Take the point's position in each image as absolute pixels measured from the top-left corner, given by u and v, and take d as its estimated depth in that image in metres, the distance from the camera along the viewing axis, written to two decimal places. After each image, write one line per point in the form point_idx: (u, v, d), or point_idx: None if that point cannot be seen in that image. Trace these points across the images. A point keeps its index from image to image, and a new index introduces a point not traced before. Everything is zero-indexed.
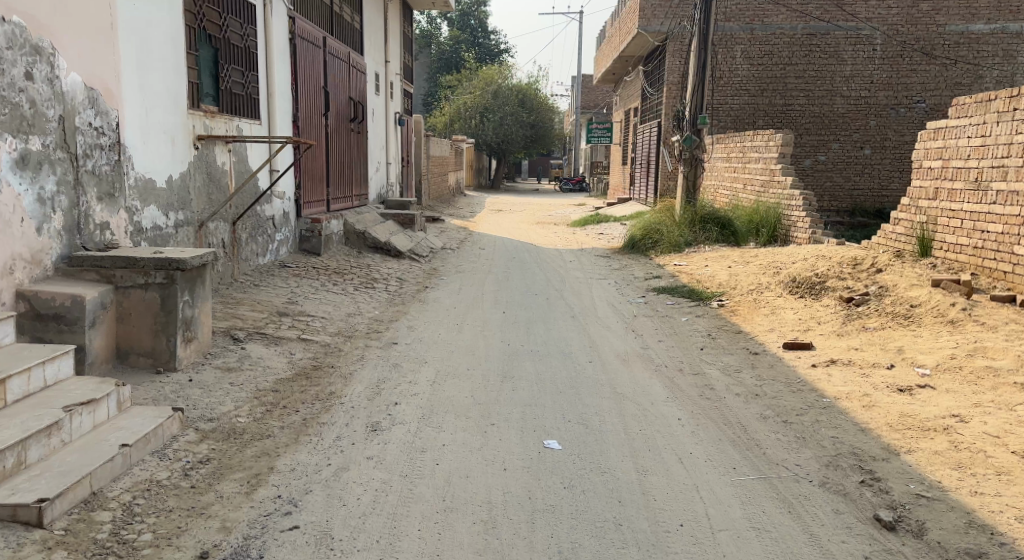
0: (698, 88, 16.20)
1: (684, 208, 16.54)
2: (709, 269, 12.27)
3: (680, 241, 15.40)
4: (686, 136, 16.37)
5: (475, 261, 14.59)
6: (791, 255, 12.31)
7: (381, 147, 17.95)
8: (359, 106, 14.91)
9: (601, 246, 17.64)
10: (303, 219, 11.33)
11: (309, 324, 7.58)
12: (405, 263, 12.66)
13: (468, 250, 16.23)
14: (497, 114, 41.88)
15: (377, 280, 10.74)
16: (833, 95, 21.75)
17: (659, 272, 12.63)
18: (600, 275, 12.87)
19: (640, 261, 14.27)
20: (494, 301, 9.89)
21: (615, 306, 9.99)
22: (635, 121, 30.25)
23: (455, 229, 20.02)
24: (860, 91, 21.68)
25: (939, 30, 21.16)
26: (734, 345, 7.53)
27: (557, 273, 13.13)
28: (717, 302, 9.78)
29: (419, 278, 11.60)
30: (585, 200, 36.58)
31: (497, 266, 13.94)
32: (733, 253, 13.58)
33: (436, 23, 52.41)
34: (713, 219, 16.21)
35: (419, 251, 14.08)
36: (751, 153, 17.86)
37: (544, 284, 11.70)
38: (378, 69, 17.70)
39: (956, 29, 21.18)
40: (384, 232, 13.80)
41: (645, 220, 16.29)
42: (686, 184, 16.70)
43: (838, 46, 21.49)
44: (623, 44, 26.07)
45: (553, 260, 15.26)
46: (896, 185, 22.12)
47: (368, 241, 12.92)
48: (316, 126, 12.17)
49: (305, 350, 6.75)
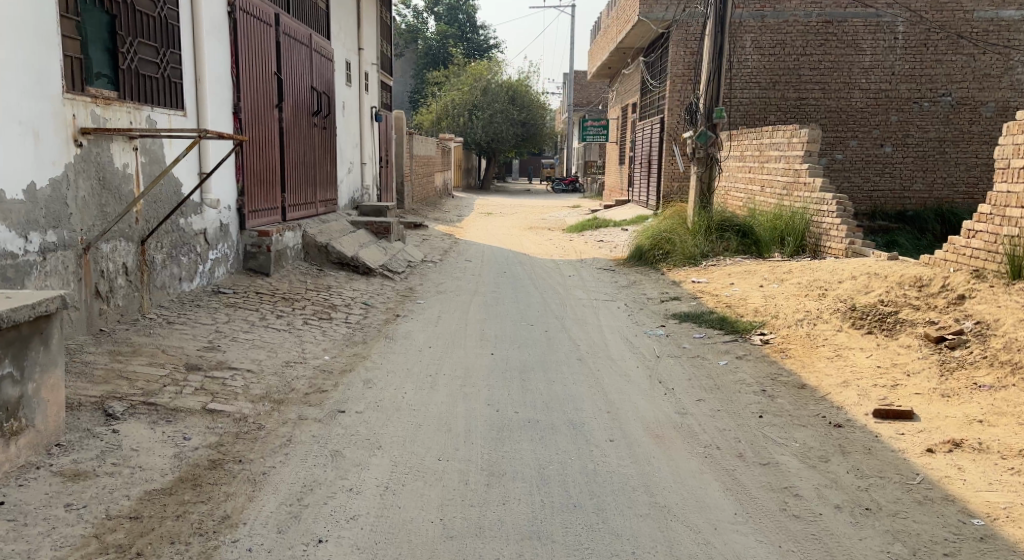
0: (713, 77, 14.23)
1: (698, 213, 14.53)
2: (736, 290, 10.29)
3: (697, 253, 13.36)
4: (700, 132, 14.34)
5: (460, 276, 12.61)
6: (833, 272, 10.42)
7: (353, 146, 16.01)
8: (324, 96, 12.95)
9: (605, 255, 15.71)
10: (248, 232, 9.37)
11: (225, 383, 5.59)
12: (376, 283, 10.68)
13: (453, 263, 14.24)
14: (487, 112, 39.92)
15: (338, 307, 8.77)
16: (851, 88, 19.84)
17: (675, 293, 10.72)
18: (607, 296, 10.96)
19: (650, 277, 12.35)
20: (480, 336, 7.94)
21: (629, 343, 8.06)
22: (632, 117, 28.36)
23: (439, 237, 18.05)
24: (880, 83, 19.76)
25: (967, 17, 19.21)
26: (800, 411, 5.60)
27: (557, 292, 11.19)
28: (759, 337, 7.82)
29: (392, 303, 9.65)
30: (579, 203, 34.63)
31: (487, 283, 11.98)
32: (761, 268, 11.62)
33: (423, 17, 50.36)
34: (734, 226, 14.23)
35: (393, 265, 12.12)
36: (770, 151, 15.96)
37: (541, 309, 9.74)
38: (349, 57, 15.77)
39: (985, 16, 19.25)
40: (353, 246, 11.81)
41: (654, 228, 14.26)
42: (699, 187, 14.62)
43: (856, 35, 19.55)
44: (622, 35, 24.15)
45: (550, 275, 13.31)
46: (919, 186, 20.15)
47: (331, 256, 10.96)
48: (267, 120, 10.25)
49: (205, 435, 4.72)
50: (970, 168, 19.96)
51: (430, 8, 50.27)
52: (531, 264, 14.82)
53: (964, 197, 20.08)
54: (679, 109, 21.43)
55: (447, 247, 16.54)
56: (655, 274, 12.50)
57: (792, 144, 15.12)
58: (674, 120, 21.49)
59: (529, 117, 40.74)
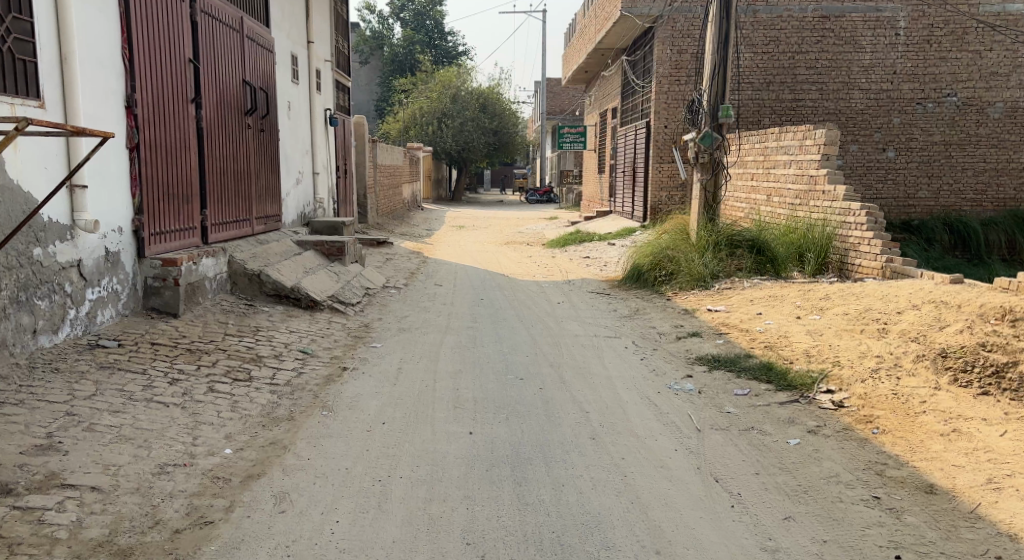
0: (718, 71, 12.11)
1: (704, 228, 12.30)
2: (770, 324, 8.30)
3: (707, 273, 11.31)
4: (704, 133, 12.14)
5: (427, 305, 10.58)
6: (887, 301, 8.36)
7: (301, 153, 14.05)
8: (260, 93, 11.08)
9: (594, 276, 13.72)
10: (149, 262, 7.55)
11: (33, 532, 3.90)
12: (321, 321, 8.63)
13: (420, 288, 12.19)
14: (457, 120, 38.01)
15: (265, 360, 6.75)
16: (850, 89, 18.03)
17: (688, 325, 8.75)
18: (606, 329, 9.00)
19: (653, 304, 10.39)
20: (451, 401, 5.93)
21: (653, 404, 6.03)
22: (612, 123, 26.52)
23: (404, 256, 16.01)
24: (881, 83, 17.98)
25: (973, 11, 17.47)
26: (954, 545, 3.93)
27: (546, 326, 9.20)
28: (829, 400, 5.79)
29: (339, 348, 7.62)
30: (556, 214, 32.66)
31: (461, 314, 9.94)
32: (790, 294, 9.62)
33: (388, 23, 48.19)
34: (747, 240, 12.02)
35: (347, 294, 10.08)
36: (777, 155, 14.04)
37: (528, 351, 7.75)
38: (295, 51, 13.81)
39: (992, 10, 17.46)
40: (296, 273, 9.75)
41: (654, 244, 12.22)
42: (704, 197, 12.48)
43: (855, 31, 17.77)
44: (602, 33, 22.25)
45: (534, 301, 11.30)
46: (924, 194, 18.26)
47: (265, 286, 9.02)
48: (180, 117, 8.41)
49: None
50: (978, 173, 18.12)
51: (396, 13, 48.08)
52: (512, 287, 12.79)
53: (972, 205, 18.20)
54: (666, 112, 19.54)
55: (412, 268, 14.50)
56: (659, 301, 10.54)
57: (806, 147, 13.13)
58: (660, 124, 19.60)
59: (500, 125, 38.95)
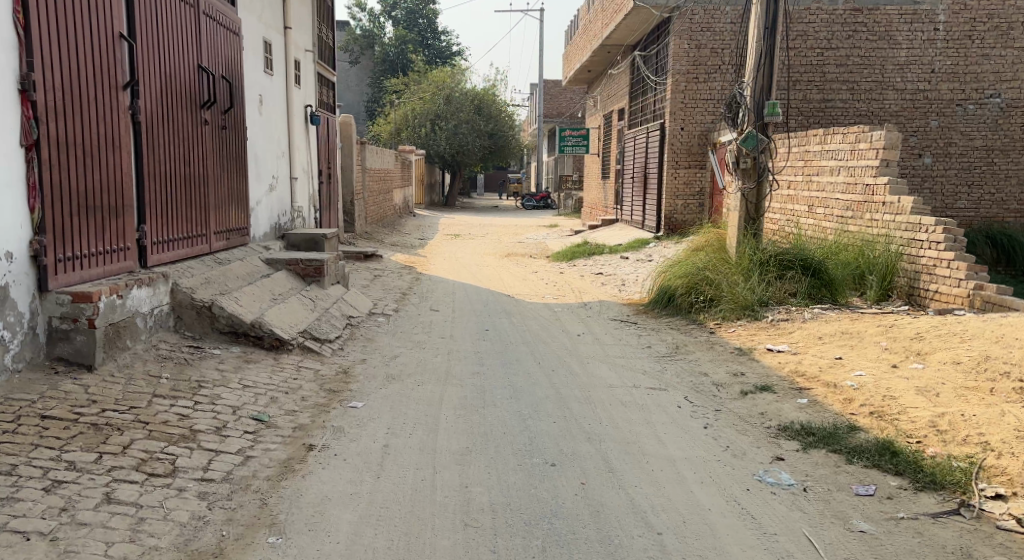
0: (764, 60, 10.32)
1: (745, 246, 10.41)
2: (864, 376, 6.43)
3: (754, 299, 9.52)
4: (747, 133, 10.32)
5: (420, 339, 8.77)
6: (1008, 344, 6.58)
7: (275, 155, 12.35)
8: (221, 81, 9.35)
9: (613, 299, 11.93)
10: (55, 297, 5.79)
11: None
12: (286, 371, 6.83)
13: (412, 314, 10.38)
14: (451, 122, 36.25)
15: (200, 442, 4.96)
16: (884, 89, 16.25)
17: (751, 373, 6.96)
18: (645, 376, 7.21)
19: (696, 339, 8.61)
20: (462, 506, 4.29)
21: (750, 516, 4.30)
22: (618, 126, 24.76)
23: (393, 272, 14.21)
24: (917, 83, 16.19)
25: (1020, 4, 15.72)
26: None
27: (570, 371, 7.41)
28: (1010, 515, 4.24)
29: (306, 414, 5.82)
30: (555, 222, 30.86)
31: (464, 352, 8.14)
32: (868, 331, 7.80)
33: (379, 22, 46.29)
34: (801, 261, 10.05)
35: (322, 327, 8.31)
36: (823, 161, 12.25)
37: (553, 414, 5.97)
38: (270, 38, 12.10)
39: None
40: (261, 304, 8.01)
41: (689, 262, 10.44)
42: (744, 209, 10.62)
43: (890, 25, 16.02)
44: (611, 28, 20.51)
45: (549, 332, 9.52)
46: (963, 205, 16.36)
47: (219, 323, 7.26)
48: (111, 106, 6.74)
49: None
50: None
51: (388, 12, 46.30)
52: (520, 312, 11.00)
53: (1017, 217, 16.26)
54: (683, 113, 17.80)
55: (403, 287, 12.69)
56: (701, 335, 8.76)
57: (859, 150, 11.33)
58: (676, 125, 17.86)
59: (495, 128, 37.21)
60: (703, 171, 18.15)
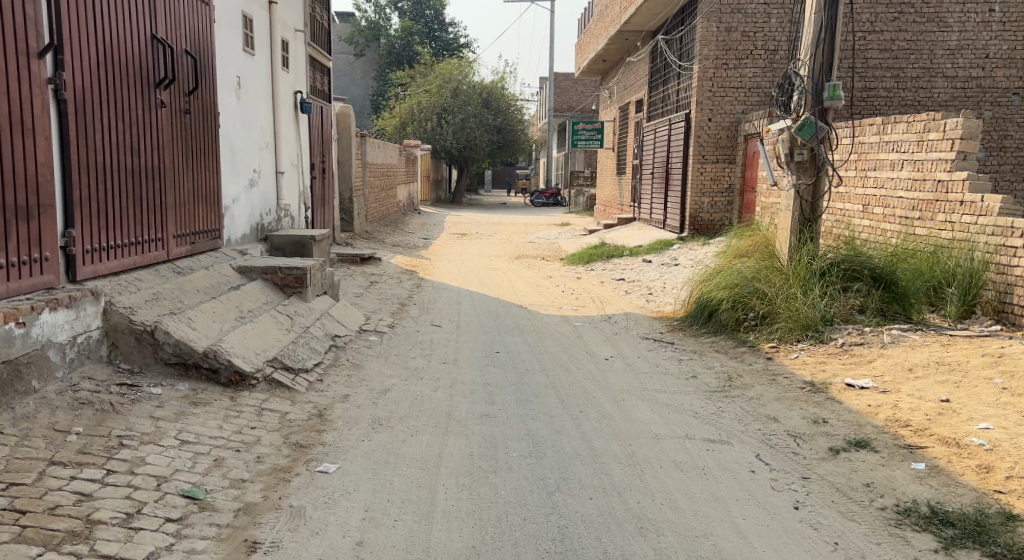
0: (825, 36, 8.90)
1: (801, 255, 8.85)
2: (996, 432, 4.97)
3: (817, 316, 8.04)
4: (806, 121, 8.92)
5: (417, 365, 7.28)
6: None
7: (258, 146, 10.89)
8: (184, 58, 7.94)
9: (644, 310, 10.48)
10: None
11: None
12: (243, 415, 5.33)
13: (411, 330, 8.88)
14: (458, 116, 34.83)
15: (93, 546, 3.72)
16: (932, 76, 14.55)
17: (836, 422, 5.49)
18: (700, 422, 5.70)
19: (752, 368, 7.15)
20: None
21: None
22: (635, 119, 23.26)
23: (392, 277, 12.74)
24: (969, 69, 14.45)
25: None
26: None
27: (601, 412, 5.90)
28: None
29: (258, 486, 4.34)
30: (567, 220, 29.39)
31: (470, 384, 6.66)
32: (973, 363, 6.31)
33: (385, 13, 44.77)
34: (870, 271, 8.55)
35: (298, 353, 6.80)
36: (883, 154, 10.89)
37: (589, 484, 4.46)
38: (251, 14, 10.69)
39: None
40: (223, 325, 6.53)
41: (733, 270, 8.91)
42: (801, 209, 9.23)
43: (940, 5, 14.28)
44: (631, 10, 19.02)
45: (573, 354, 8.03)
46: None
47: (165, 353, 5.76)
48: (20, 81, 5.35)
49: None
50: None
51: (393, 3, 44.87)
52: (535, 327, 9.51)
53: None
54: (711, 102, 16.30)
55: (403, 296, 11.21)
56: (757, 364, 7.27)
57: (929, 142, 9.93)
58: (703, 116, 16.39)
59: (504, 121, 35.75)
60: (732, 167, 16.68)
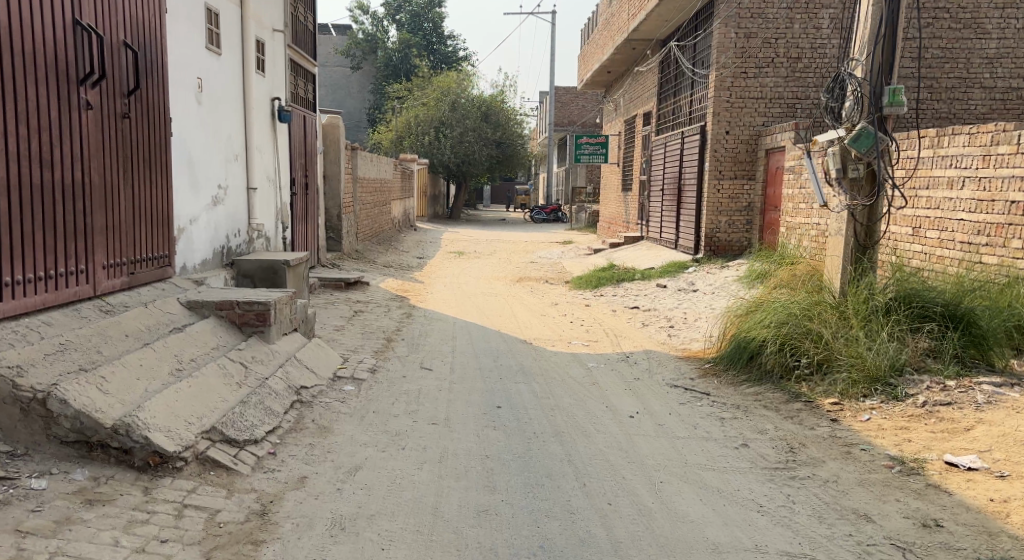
0: (885, 33, 7.55)
1: (858, 288, 7.45)
2: None
3: (886, 364, 6.64)
4: (862, 131, 7.57)
5: (401, 427, 5.89)
6: None
7: (225, 157, 9.51)
8: (125, 51, 6.63)
9: (668, 348, 9.11)
10: None
11: None
12: (153, 521, 4.11)
13: (394, 375, 7.47)
14: (456, 129, 33.56)
15: None
16: (969, 86, 13.03)
17: (956, 528, 4.26)
18: (766, 523, 4.35)
19: (815, 434, 5.79)
20: None
21: None
22: (643, 132, 21.92)
23: (380, 306, 11.36)
24: (1009, 79, 13.02)
25: None
26: None
27: (638, 504, 4.55)
28: None
29: None
30: (570, 238, 28.04)
31: (465, 457, 5.25)
32: None
33: (382, 25, 43.50)
34: (942, 307, 7.12)
35: (247, 414, 5.40)
36: (938, 171, 9.52)
37: None
38: (218, 7, 9.33)
39: None
40: (151, 384, 5.15)
41: (779, 306, 7.52)
42: (856, 234, 7.86)
43: (978, 9, 12.78)
44: (640, 16, 17.73)
45: (592, 407, 6.65)
46: None
47: (60, 431, 4.39)
48: None
49: None
50: None
51: (391, 15, 43.70)
52: (542, 369, 8.12)
53: None
54: (728, 113, 14.89)
55: (389, 329, 9.81)
56: (822, 430, 5.87)
57: (997, 159, 8.56)
58: (720, 129, 14.98)
59: (504, 136, 34.48)
60: (751, 184, 15.26)
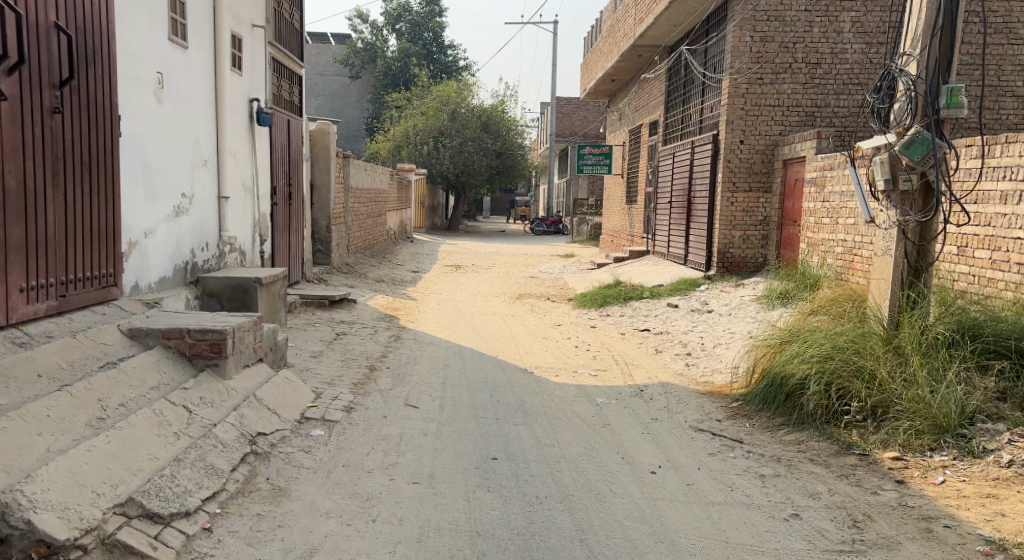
0: (945, 24, 6.47)
1: (915, 317, 6.38)
2: None
3: (956, 412, 5.57)
4: (918, 137, 6.52)
5: (374, 489, 4.87)
6: None
7: (190, 163, 8.47)
8: (53, 34, 5.65)
9: (686, 381, 8.04)
10: None
11: None
12: None
13: (374, 415, 6.42)
14: (456, 139, 32.57)
15: None
16: (1000, 95, 11.84)
17: None
18: None
19: (881, 501, 4.78)
20: None
21: None
22: (650, 142, 20.87)
23: (366, 327, 10.32)
24: None
25: None
26: None
27: None
28: None
29: None
30: (571, 252, 26.97)
31: (451, 535, 4.32)
32: None
33: (382, 34, 42.55)
34: (1015, 342, 6.04)
35: (176, 479, 4.38)
36: (989, 184, 8.42)
37: None
38: None
39: None
40: (56, 442, 4.24)
41: (821, 337, 6.46)
42: (906, 255, 6.81)
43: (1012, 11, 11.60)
44: (649, 19, 16.72)
45: (605, 457, 5.60)
46: None
47: None
48: None
49: None
50: None
51: (390, 23, 42.72)
52: (545, 405, 7.06)
53: None
54: (744, 121, 13.71)
55: (373, 354, 8.75)
56: (887, 495, 4.86)
57: None
58: (734, 138, 13.78)
59: (504, 146, 33.50)
60: (768, 197, 14.05)
